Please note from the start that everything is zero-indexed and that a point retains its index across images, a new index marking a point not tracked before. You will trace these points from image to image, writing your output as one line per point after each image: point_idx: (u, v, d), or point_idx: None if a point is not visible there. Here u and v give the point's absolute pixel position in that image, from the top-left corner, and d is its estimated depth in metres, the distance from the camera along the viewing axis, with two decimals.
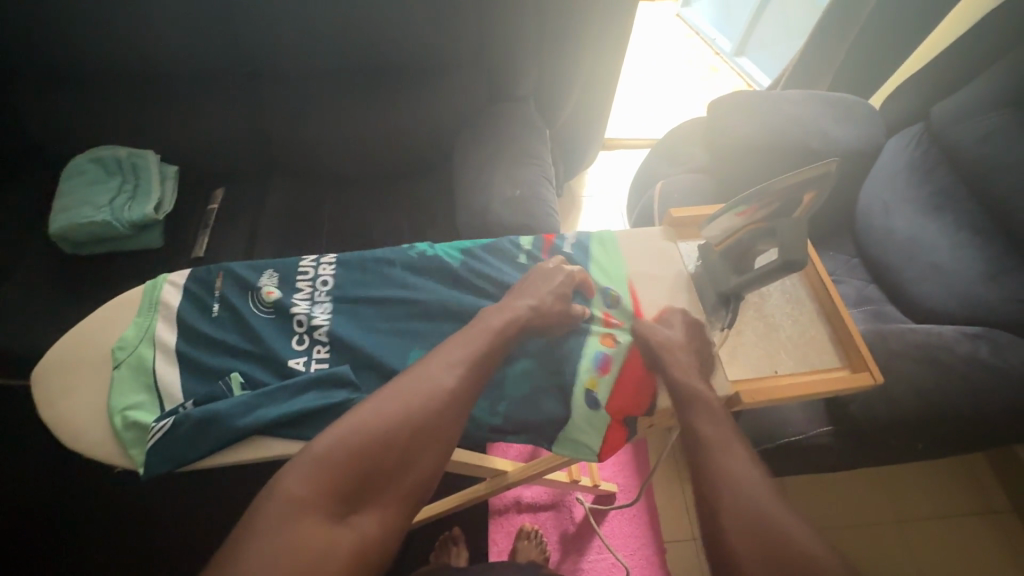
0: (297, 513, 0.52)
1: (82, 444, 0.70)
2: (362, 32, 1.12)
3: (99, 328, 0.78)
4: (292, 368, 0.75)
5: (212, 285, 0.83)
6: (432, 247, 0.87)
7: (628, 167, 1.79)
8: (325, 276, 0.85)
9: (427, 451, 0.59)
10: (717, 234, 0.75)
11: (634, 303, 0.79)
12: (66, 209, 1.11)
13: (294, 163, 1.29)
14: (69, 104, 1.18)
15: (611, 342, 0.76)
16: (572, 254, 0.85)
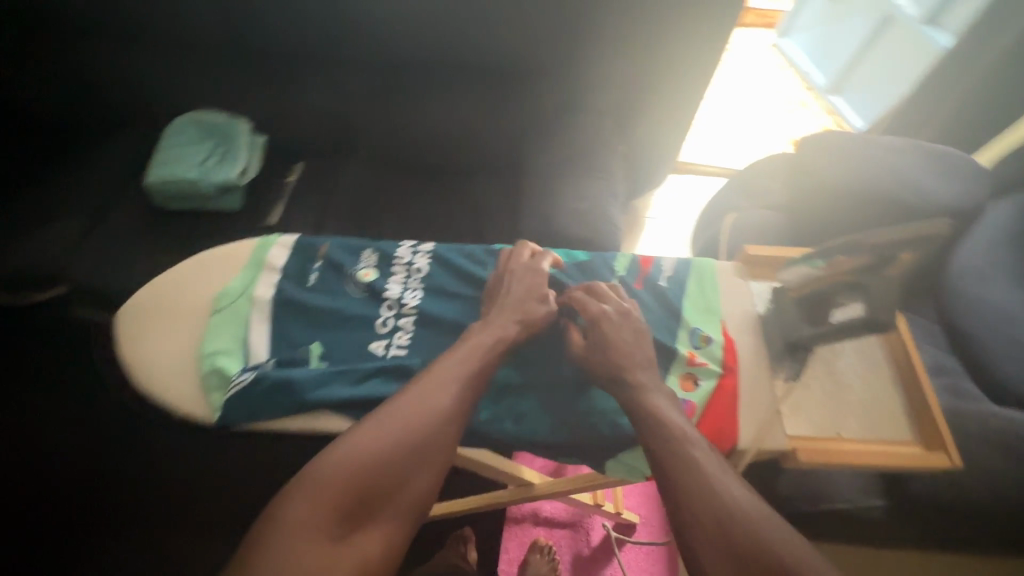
0: (296, 537, 0.53)
1: (165, 378, 0.73)
2: (458, 31, 1.16)
3: (207, 272, 0.81)
4: (371, 351, 0.76)
5: (314, 253, 0.84)
6: (530, 250, 0.84)
7: (698, 194, 1.74)
8: (420, 263, 0.85)
9: (424, 470, 0.60)
10: (794, 279, 0.70)
11: (726, 348, 0.72)
12: (164, 164, 1.19)
13: (370, 148, 1.32)
14: (182, 69, 1.27)
15: (692, 387, 0.69)
16: (668, 282, 0.79)
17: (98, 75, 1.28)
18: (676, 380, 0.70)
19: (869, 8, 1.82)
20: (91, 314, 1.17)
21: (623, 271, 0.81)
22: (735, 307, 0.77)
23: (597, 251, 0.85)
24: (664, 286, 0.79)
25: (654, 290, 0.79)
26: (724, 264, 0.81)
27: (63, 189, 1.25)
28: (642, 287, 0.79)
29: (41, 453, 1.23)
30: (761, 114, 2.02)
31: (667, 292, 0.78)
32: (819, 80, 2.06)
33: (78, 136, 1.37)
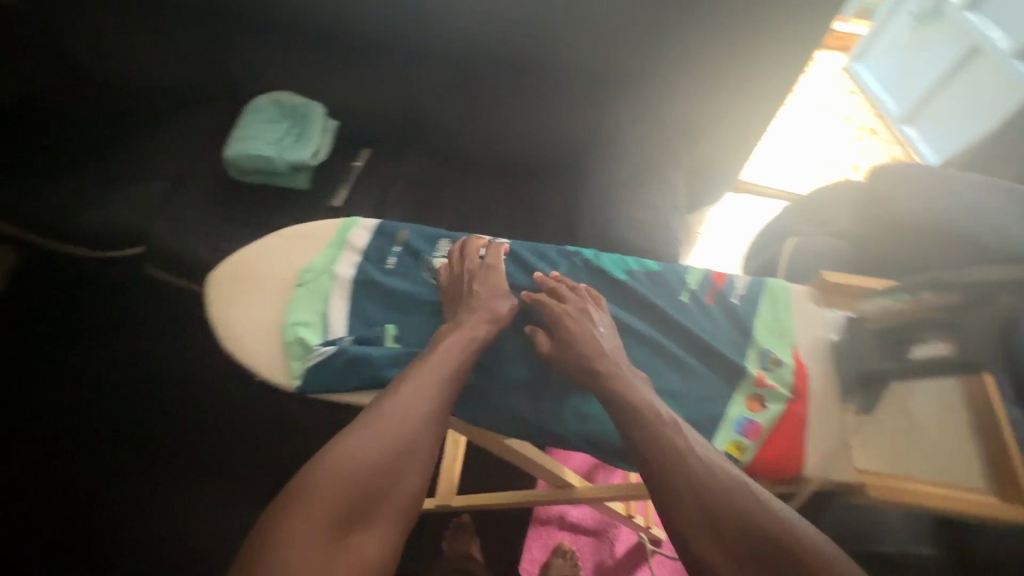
0: (294, 544, 0.55)
1: (251, 341, 0.77)
2: (538, 33, 1.17)
3: (293, 246, 0.86)
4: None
5: (393, 238, 0.88)
6: (602, 255, 0.86)
7: (756, 214, 1.71)
8: (494, 258, 0.87)
9: (409, 474, 0.64)
10: (874, 310, 0.69)
11: (797, 374, 0.72)
12: (241, 138, 1.24)
13: (436, 140, 1.35)
14: (265, 49, 1.32)
15: (760, 408, 0.70)
16: (741, 300, 0.80)
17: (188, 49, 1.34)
18: (743, 400, 0.72)
19: (956, 37, 1.74)
20: (163, 276, 1.23)
21: (695, 284, 0.82)
22: (808, 332, 0.77)
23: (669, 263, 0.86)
24: (736, 304, 0.79)
25: (725, 309, 0.79)
26: (799, 289, 0.81)
27: (148, 155, 1.32)
28: (713, 303, 0.80)
29: (113, 408, 1.35)
30: (828, 139, 1.96)
31: (739, 310, 0.79)
32: (892, 108, 1.99)
33: (161, 104, 1.43)
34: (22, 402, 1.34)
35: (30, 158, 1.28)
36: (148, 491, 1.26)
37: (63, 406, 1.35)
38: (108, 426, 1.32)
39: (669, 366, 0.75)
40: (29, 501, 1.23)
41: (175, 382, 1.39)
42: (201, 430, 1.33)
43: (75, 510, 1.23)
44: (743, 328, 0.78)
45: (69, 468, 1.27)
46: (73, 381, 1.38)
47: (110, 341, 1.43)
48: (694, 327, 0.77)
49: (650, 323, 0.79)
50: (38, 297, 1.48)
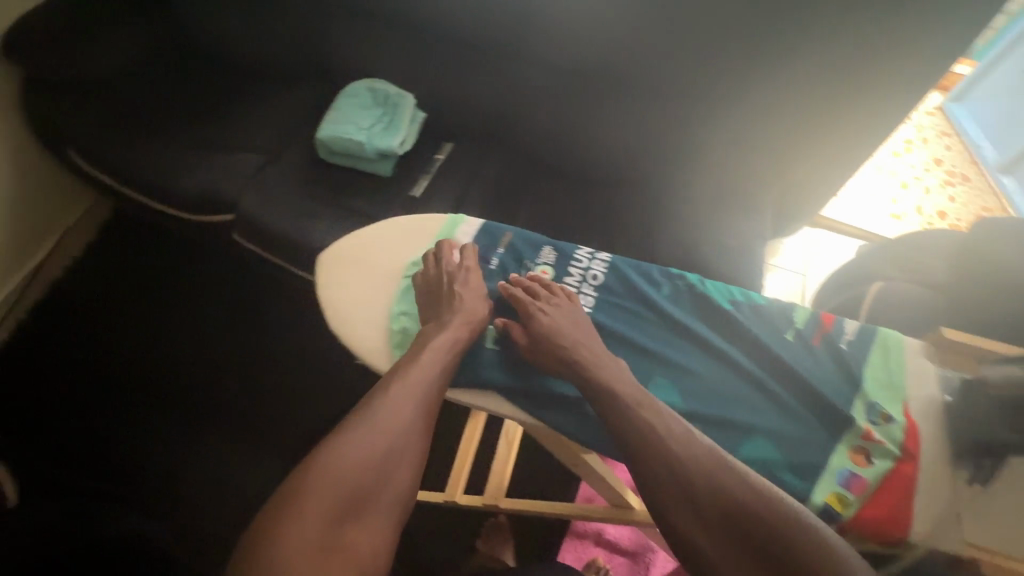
0: (296, 532, 0.58)
1: (362, 319, 0.91)
2: (641, 49, 1.15)
3: (404, 239, 0.99)
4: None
5: (499, 242, 0.99)
6: (706, 282, 0.92)
7: (829, 252, 1.66)
8: (596, 271, 0.95)
9: (405, 467, 0.68)
10: (997, 379, 0.74)
11: (905, 433, 0.79)
12: (335, 122, 1.28)
13: (519, 142, 1.36)
14: (366, 36, 1.34)
15: (864, 462, 0.77)
16: (849, 346, 0.86)
17: (294, 30, 1.38)
18: (848, 451, 0.78)
19: None
20: (247, 246, 1.29)
21: (802, 324, 0.88)
22: (920, 390, 0.82)
23: (776, 298, 0.91)
24: (844, 349, 0.85)
25: (819, 352, 0.86)
26: (913, 343, 0.86)
27: (245, 127, 1.38)
28: (820, 344, 0.86)
29: (179, 366, 1.41)
30: (915, 181, 1.88)
31: (846, 355, 0.85)
32: (990, 155, 1.89)
33: (259, 79, 1.48)
34: (101, 348, 1.43)
35: (139, 120, 1.35)
36: (206, 447, 1.33)
37: (137, 355, 1.43)
38: (171, 382, 1.39)
39: (766, 400, 0.82)
40: (100, 442, 1.32)
41: (242, 346, 1.44)
42: (261, 396, 1.39)
43: (140, 457, 1.31)
44: (847, 373, 0.84)
45: (138, 416, 1.36)
46: (149, 333, 1.46)
47: (186, 299, 1.50)
48: (794, 365, 0.84)
49: (748, 355, 0.86)
50: (126, 249, 1.57)
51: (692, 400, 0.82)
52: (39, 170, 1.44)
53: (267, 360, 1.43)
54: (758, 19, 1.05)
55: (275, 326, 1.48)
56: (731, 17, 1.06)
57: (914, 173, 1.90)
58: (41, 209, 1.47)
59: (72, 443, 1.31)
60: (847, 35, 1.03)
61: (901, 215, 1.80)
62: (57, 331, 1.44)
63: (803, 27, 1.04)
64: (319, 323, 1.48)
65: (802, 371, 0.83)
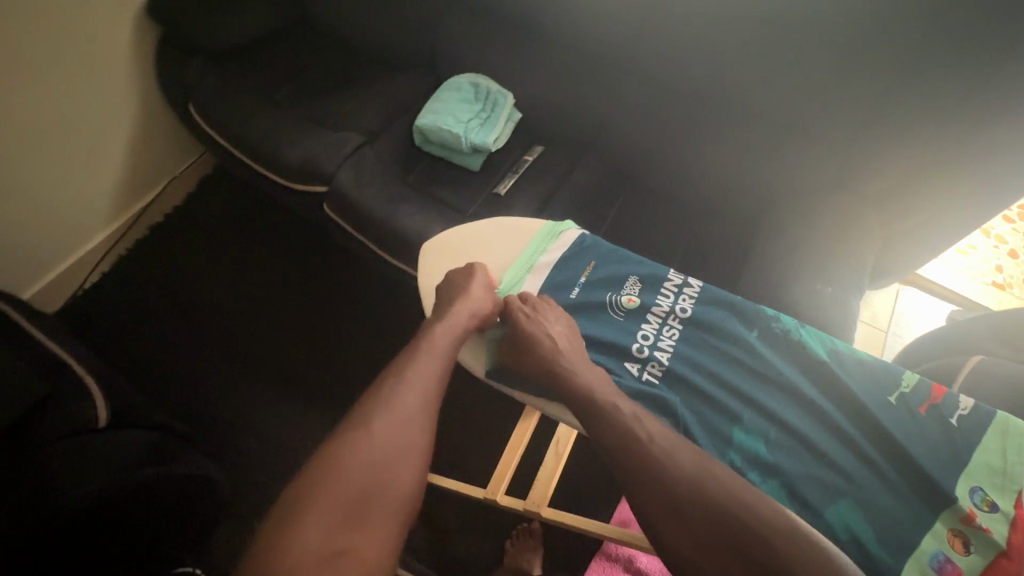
0: (304, 537, 0.61)
1: None
2: (755, 79, 1.12)
3: (504, 233, 1.07)
4: (626, 368, 0.91)
5: (583, 269, 1.03)
6: (805, 330, 0.91)
7: (915, 314, 1.57)
8: (684, 305, 0.96)
9: (410, 466, 0.70)
10: None
11: (1020, 526, 0.73)
12: (434, 112, 1.31)
13: (612, 155, 1.36)
14: (478, 32, 1.37)
15: (961, 549, 0.74)
16: (960, 422, 0.81)
17: (409, 19, 1.43)
18: (943, 534, 0.75)
19: None
20: (335, 219, 1.35)
21: (910, 389, 0.85)
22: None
23: (882, 358, 0.88)
24: (954, 425, 0.81)
25: (920, 423, 0.83)
26: None
27: (351, 107, 1.45)
28: (926, 414, 0.83)
29: (253, 321, 1.50)
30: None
31: (955, 433, 0.81)
32: None
33: (369, 61, 1.55)
34: (182, 295, 1.53)
35: (256, 88, 1.45)
36: (261, 403, 1.40)
37: (215, 306, 1.52)
38: (246, 335, 1.48)
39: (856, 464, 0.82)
40: (170, 382, 1.41)
41: (315, 311, 1.51)
42: (322, 362, 1.45)
43: (201, 403, 1.39)
44: (953, 449, 0.80)
45: (207, 364, 1.44)
46: (230, 286, 1.55)
47: (265, 258, 1.59)
48: (893, 432, 0.83)
49: (842, 415, 0.86)
50: (220, 204, 1.67)
51: (777, 452, 0.83)
52: (160, 122, 1.56)
53: (335, 327, 1.49)
54: (890, 62, 0.98)
55: (346, 296, 1.53)
56: (860, 56, 1.00)
57: None
58: (157, 156, 1.60)
59: (148, 378, 1.42)
60: (994, 88, 0.93)
61: (1005, 285, 1.66)
62: (147, 273, 1.56)
63: (940, 76, 0.96)
64: (387, 301, 1.53)
65: (902, 441, 0.81)
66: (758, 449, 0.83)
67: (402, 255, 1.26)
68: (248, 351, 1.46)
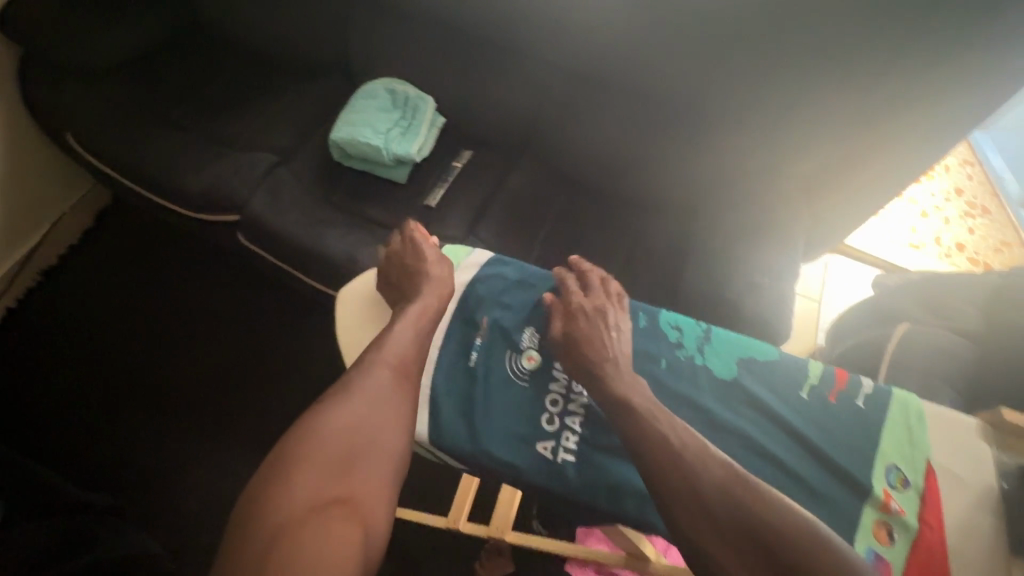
0: (298, 486, 0.63)
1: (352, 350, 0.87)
2: (681, 71, 1.11)
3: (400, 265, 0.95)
4: (538, 451, 0.80)
5: (474, 334, 0.89)
6: (711, 340, 0.88)
7: (848, 281, 1.65)
8: None
9: (394, 423, 0.73)
10: None
11: (928, 505, 0.76)
12: (351, 123, 1.22)
13: (545, 154, 1.31)
14: (392, 34, 1.28)
15: (886, 540, 0.74)
16: (866, 403, 0.83)
17: (317, 24, 1.33)
18: (870, 528, 0.75)
19: None
20: (253, 248, 1.24)
21: (816, 380, 0.85)
22: (946, 446, 0.80)
23: (788, 352, 0.88)
24: (862, 407, 0.83)
25: (838, 420, 0.82)
26: (966, 418, 0.82)
27: (261, 124, 1.34)
28: (837, 402, 0.83)
29: (168, 345, 1.40)
30: (933, 212, 1.86)
31: (864, 415, 0.82)
32: (1012, 189, 1.91)
33: (277, 75, 1.43)
34: (114, 315, 1.42)
35: (147, 110, 1.30)
36: (198, 445, 1.29)
37: (145, 331, 1.41)
38: (163, 366, 1.37)
39: (784, 475, 0.79)
40: (110, 415, 1.31)
41: (237, 325, 1.43)
42: (256, 401, 1.35)
43: (149, 425, 1.31)
44: (868, 433, 0.81)
45: (148, 387, 1.35)
46: (165, 302, 1.45)
47: (170, 284, 1.47)
48: (816, 439, 0.81)
49: (762, 425, 0.82)
50: (121, 232, 1.52)
51: None
52: (38, 155, 1.38)
53: (260, 353, 1.40)
54: (802, 47, 0.99)
55: (283, 317, 1.44)
56: (771, 42, 1.01)
57: (934, 203, 1.88)
58: (40, 192, 1.41)
59: (63, 435, 1.29)
60: (902, 69, 0.96)
61: (920, 245, 1.77)
62: (57, 305, 1.42)
63: (847, 56, 0.98)
64: (325, 327, 1.44)
65: (823, 446, 0.80)
66: None
67: (330, 280, 1.17)
68: (173, 371, 1.37)
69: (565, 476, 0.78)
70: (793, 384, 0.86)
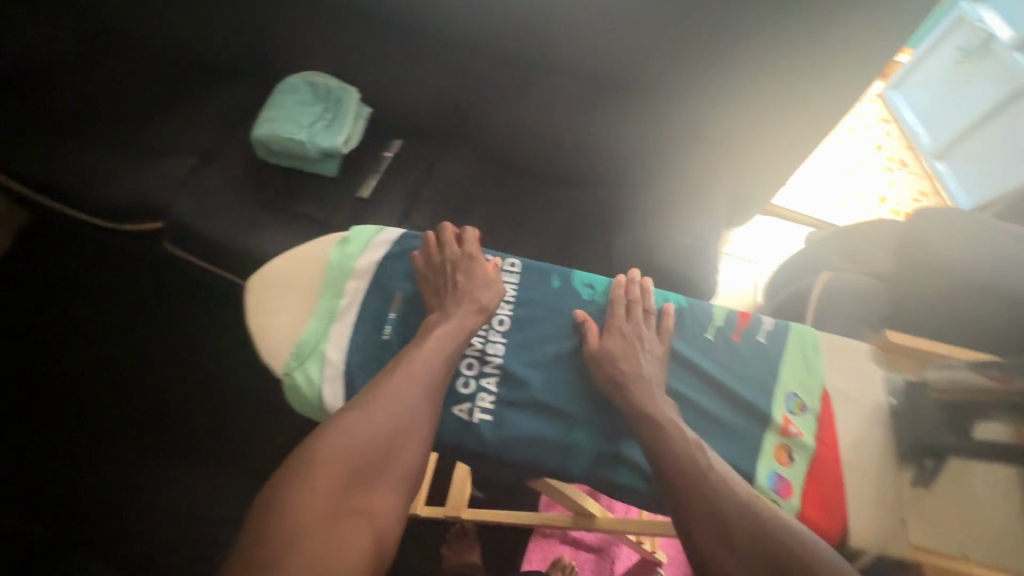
0: (313, 495, 0.62)
1: (264, 336, 0.86)
2: (592, 45, 1.13)
3: (307, 246, 0.93)
4: (455, 414, 0.81)
5: (388, 309, 0.89)
6: (622, 294, 0.91)
7: (781, 240, 1.73)
8: (501, 314, 0.89)
9: (416, 438, 0.72)
10: (942, 381, 0.77)
11: (821, 425, 0.82)
12: (272, 119, 1.20)
13: (476, 137, 1.31)
14: (306, 27, 1.26)
15: (787, 461, 0.80)
16: (768, 338, 0.88)
17: (230, 20, 1.30)
18: (772, 452, 0.80)
19: (1004, 76, 1.73)
20: (180, 254, 1.21)
21: (722, 321, 0.89)
22: (838, 370, 0.86)
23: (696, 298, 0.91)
24: (764, 342, 0.87)
25: (741, 356, 0.86)
26: (857, 344, 0.88)
27: (178, 127, 1.29)
28: (741, 339, 0.88)
29: (101, 364, 1.35)
30: (854, 169, 1.97)
31: (765, 349, 0.87)
32: (925, 141, 2.02)
33: (192, 76, 1.39)
34: (48, 339, 1.36)
35: (50, 119, 1.24)
36: (143, 463, 1.26)
37: (75, 352, 1.35)
38: (98, 386, 1.32)
39: (693, 412, 0.83)
40: (45, 442, 1.26)
41: (175, 336, 1.39)
42: (201, 411, 1.31)
43: (96, 450, 1.26)
44: (769, 366, 0.86)
45: (93, 410, 1.30)
46: (99, 322, 1.39)
47: (98, 302, 1.41)
48: (721, 375, 0.85)
49: (673, 369, 0.86)
50: (39, 251, 1.45)
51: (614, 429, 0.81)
52: None
53: (202, 362, 1.36)
54: (699, 14, 1.04)
55: (224, 324, 1.41)
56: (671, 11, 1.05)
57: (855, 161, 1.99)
58: None
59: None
60: (790, 30, 1.01)
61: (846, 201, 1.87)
62: None
63: (740, 20, 1.02)
64: None
65: (728, 381, 0.84)
66: (604, 442, 0.81)
67: None
68: (108, 389, 1.32)
69: (528, 451, 0.80)
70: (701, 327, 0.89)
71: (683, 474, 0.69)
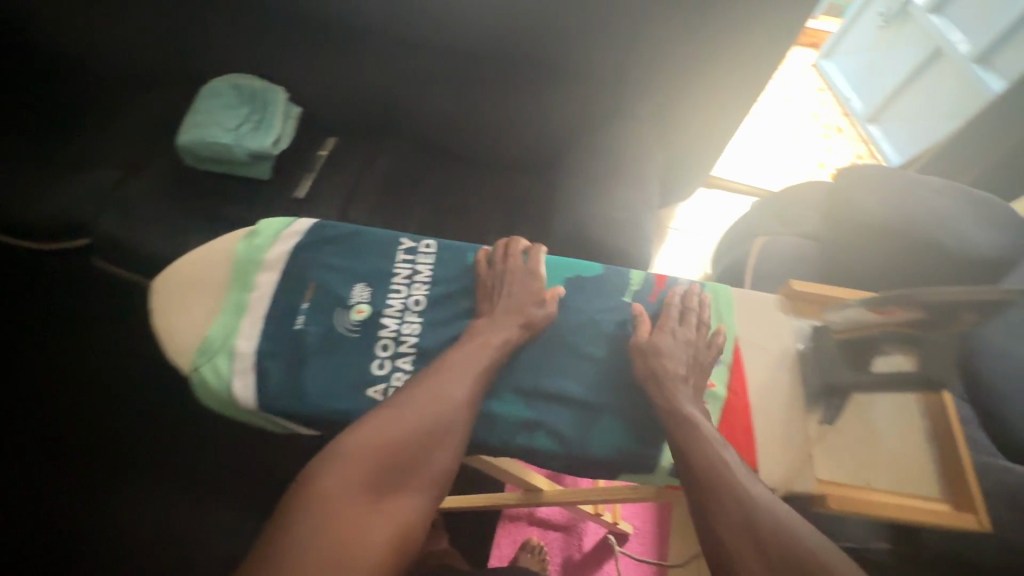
0: (337, 496, 0.60)
1: (171, 333, 0.85)
2: (510, 31, 1.15)
3: (216, 241, 0.92)
4: (369, 396, 0.81)
5: (302, 298, 0.88)
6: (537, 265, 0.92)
7: (725, 211, 1.77)
8: (417, 295, 0.89)
9: (449, 444, 0.68)
10: (839, 321, 0.81)
11: (732, 375, 0.85)
12: (197, 125, 1.17)
13: (410, 129, 1.29)
14: (225, 30, 1.24)
15: None
16: None
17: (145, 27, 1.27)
18: None
19: (921, 39, 1.82)
20: (112, 270, 1.18)
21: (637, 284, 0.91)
22: (748, 322, 0.89)
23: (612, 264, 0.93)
24: None
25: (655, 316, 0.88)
26: (768, 297, 0.91)
27: (99, 140, 1.26)
28: (655, 300, 0.90)
29: (45, 390, 1.32)
30: (791, 138, 2.03)
31: None
32: (858, 107, 2.07)
33: (113, 88, 1.35)
34: None
35: None
36: (95, 486, 1.23)
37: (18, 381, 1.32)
38: (44, 413, 1.30)
39: (606, 371, 0.85)
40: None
41: (117, 355, 1.35)
42: (151, 429, 1.29)
43: (50, 478, 1.24)
44: None
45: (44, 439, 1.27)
46: (40, 349, 1.35)
47: (35, 327, 1.37)
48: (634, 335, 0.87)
49: (588, 333, 0.87)
50: None
51: (530, 396, 0.83)
52: None
53: (148, 379, 1.33)
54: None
55: None
56: None
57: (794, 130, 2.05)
58: None
59: None
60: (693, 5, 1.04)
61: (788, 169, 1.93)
62: None
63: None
64: None
65: None
66: (522, 410, 0.82)
67: None
68: (54, 415, 1.30)
69: None
70: (618, 291, 0.91)
71: (709, 466, 0.65)
